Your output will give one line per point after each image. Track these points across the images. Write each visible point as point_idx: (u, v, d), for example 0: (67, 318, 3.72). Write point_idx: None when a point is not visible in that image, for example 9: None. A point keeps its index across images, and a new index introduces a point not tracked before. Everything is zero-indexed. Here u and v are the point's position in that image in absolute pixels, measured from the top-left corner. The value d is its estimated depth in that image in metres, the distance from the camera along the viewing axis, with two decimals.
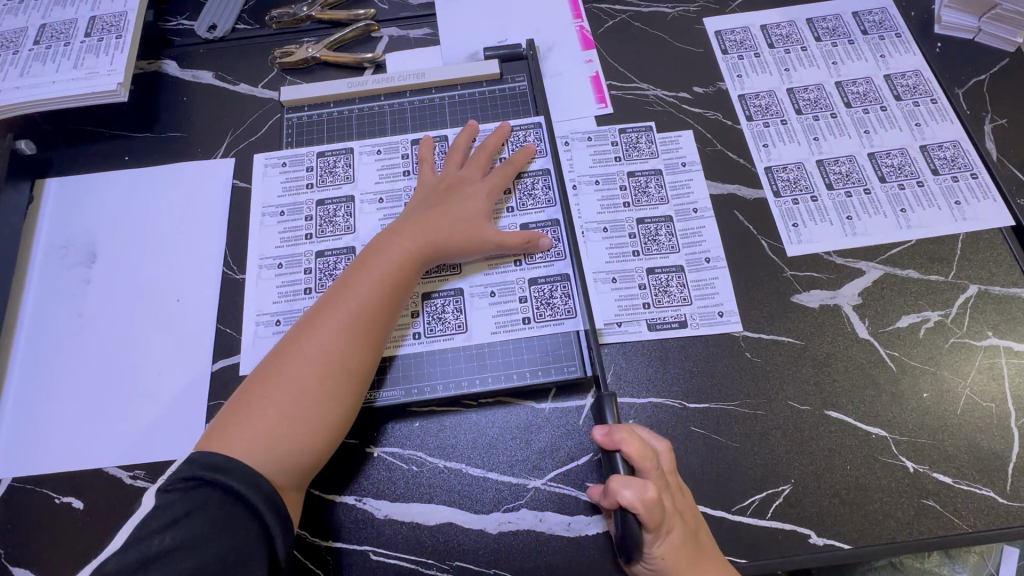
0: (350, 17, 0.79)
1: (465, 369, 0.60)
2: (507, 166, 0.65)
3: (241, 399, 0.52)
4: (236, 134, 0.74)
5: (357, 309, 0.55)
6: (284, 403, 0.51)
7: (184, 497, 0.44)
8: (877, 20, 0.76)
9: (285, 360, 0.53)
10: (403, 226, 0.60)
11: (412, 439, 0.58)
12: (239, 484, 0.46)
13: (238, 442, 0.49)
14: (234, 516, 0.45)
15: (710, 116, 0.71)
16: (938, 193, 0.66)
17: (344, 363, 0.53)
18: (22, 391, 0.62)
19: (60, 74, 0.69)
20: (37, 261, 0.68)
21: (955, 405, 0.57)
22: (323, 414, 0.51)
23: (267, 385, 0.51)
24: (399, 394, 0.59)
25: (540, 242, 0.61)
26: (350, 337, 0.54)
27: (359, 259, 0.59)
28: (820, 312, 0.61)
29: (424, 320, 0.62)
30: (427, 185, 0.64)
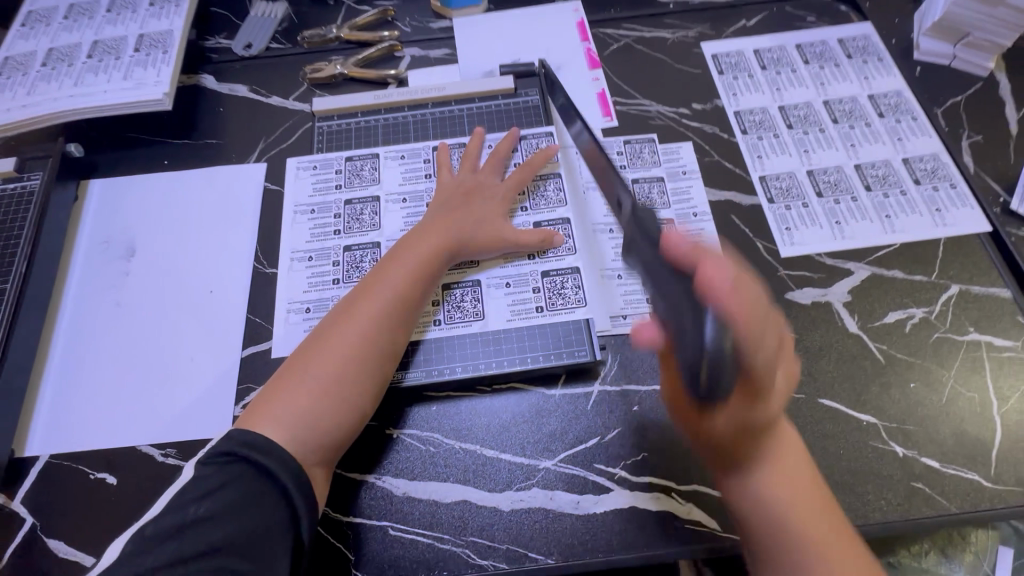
0: (375, 38, 0.86)
1: (482, 355, 0.64)
2: (524, 172, 0.71)
3: (281, 378, 0.56)
4: (269, 141, 0.79)
5: (391, 297, 0.59)
6: (322, 381, 0.54)
7: (219, 471, 0.48)
8: (860, 46, 0.82)
9: (323, 342, 0.57)
10: (431, 225, 0.65)
11: (430, 420, 0.62)
12: (271, 464, 0.49)
13: (278, 416, 0.52)
14: (265, 491, 0.48)
15: (708, 130, 0.77)
16: (920, 201, 0.71)
17: (375, 348, 0.57)
18: (62, 375, 0.66)
19: (110, 85, 0.75)
20: (80, 255, 0.73)
21: (941, 395, 0.60)
22: (355, 393, 0.55)
23: (305, 364, 0.55)
24: (420, 377, 0.63)
25: (555, 240, 0.67)
26: (383, 323, 0.58)
27: (390, 253, 0.63)
28: (812, 308, 0.65)
29: (444, 310, 0.66)
30: (449, 187, 0.69)
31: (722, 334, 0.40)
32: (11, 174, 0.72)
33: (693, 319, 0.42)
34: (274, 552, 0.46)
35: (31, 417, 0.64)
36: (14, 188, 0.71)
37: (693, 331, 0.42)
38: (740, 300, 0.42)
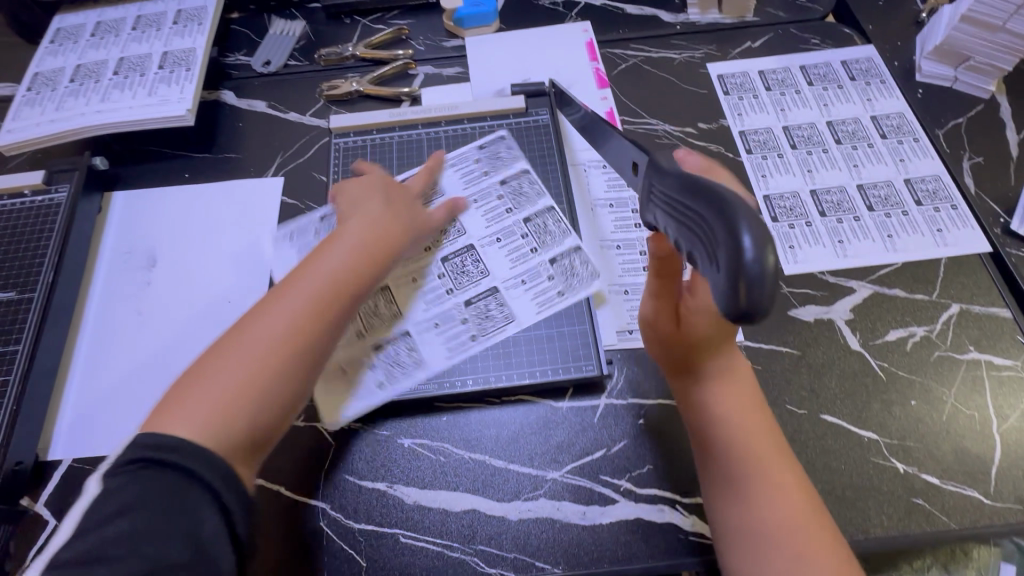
0: (390, 57, 0.88)
1: (495, 368, 0.65)
2: (428, 169, 0.75)
3: (193, 371, 0.49)
4: (286, 156, 0.82)
5: (326, 279, 0.55)
6: (242, 370, 0.48)
7: (134, 479, 0.42)
8: (863, 68, 0.84)
9: (245, 327, 0.50)
10: (370, 211, 0.63)
11: (447, 438, 0.63)
12: (189, 462, 0.42)
13: (192, 410, 0.46)
14: (190, 492, 0.41)
15: (713, 149, 0.79)
16: (921, 221, 0.72)
17: (306, 337, 0.51)
18: (85, 382, 0.68)
19: (136, 101, 0.78)
20: (103, 264, 0.75)
21: (941, 412, 0.62)
22: (284, 381, 0.49)
23: (222, 353, 0.49)
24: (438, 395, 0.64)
25: (456, 202, 0.73)
26: (317, 305, 0.53)
27: (326, 240, 0.60)
28: (814, 325, 0.67)
29: (460, 323, 0.67)
30: (386, 181, 0.69)
31: (762, 249, 0.29)
32: (39, 186, 0.75)
33: (723, 233, 0.31)
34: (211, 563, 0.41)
35: (55, 422, 0.66)
36: (41, 200, 0.74)
37: (716, 251, 0.32)
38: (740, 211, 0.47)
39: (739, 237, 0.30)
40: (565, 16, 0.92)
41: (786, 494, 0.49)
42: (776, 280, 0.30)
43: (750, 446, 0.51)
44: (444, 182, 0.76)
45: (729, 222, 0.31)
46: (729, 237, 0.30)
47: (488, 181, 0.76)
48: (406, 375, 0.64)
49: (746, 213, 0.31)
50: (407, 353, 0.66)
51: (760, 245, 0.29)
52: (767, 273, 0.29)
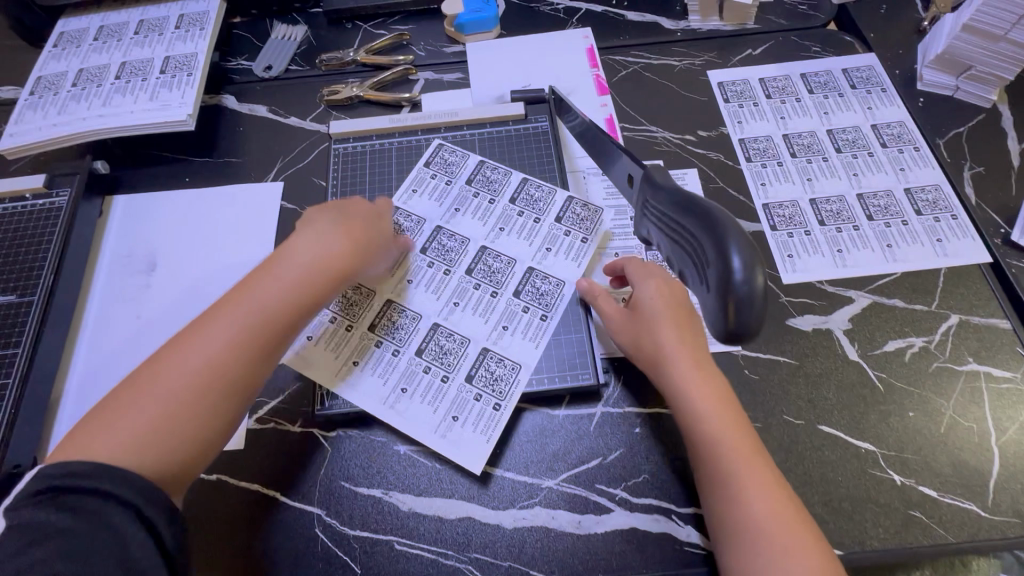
0: (390, 62, 0.89)
1: (507, 373, 0.65)
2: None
3: (114, 399, 0.51)
4: (286, 161, 0.82)
5: (250, 320, 0.55)
6: (153, 411, 0.50)
7: (51, 508, 0.43)
8: (864, 77, 0.84)
9: (168, 360, 0.52)
10: (318, 237, 0.61)
11: (476, 451, 0.61)
12: (110, 487, 0.44)
13: (100, 447, 0.47)
14: (112, 515, 0.44)
15: (713, 157, 0.79)
16: (921, 231, 0.72)
17: (223, 377, 0.53)
18: (83, 385, 0.68)
19: (137, 105, 0.78)
20: (103, 267, 0.75)
21: (939, 424, 0.61)
22: (200, 422, 0.51)
23: (143, 387, 0.51)
24: (461, 410, 0.63)
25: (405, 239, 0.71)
26: (236, 346, 0.54)
27: (262, 266, 0.59)
28: (812, 335, 0.67)
29: (473, 329, 0.67)
30: (347, 201, 0.66)
31: (751, 274, 0.39)
32: (40, 190, 0.75)
33: (721, 259, 0.40)
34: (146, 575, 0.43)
35: (52, 425, 0.66)
36: (42, 204, 0.74)
37: (714, 273, 0.41)
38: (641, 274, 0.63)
39: (733, 264, 0.39)
40: (565, 23, 0.92)
41: (774, 492, 0.51)
42: (761, 298, 0.40)
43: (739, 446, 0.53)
44: (427, 194, 0.76)
45: (725, 251, 0.40)
46: (726, 264, 0.40)
47: (457, 187, 0.77)
48: (426, 393, 0.64)
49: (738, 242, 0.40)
50: (427, 370, 0.65)
51: (750, 272, 0.39)
52: (754, 292, 0.39)
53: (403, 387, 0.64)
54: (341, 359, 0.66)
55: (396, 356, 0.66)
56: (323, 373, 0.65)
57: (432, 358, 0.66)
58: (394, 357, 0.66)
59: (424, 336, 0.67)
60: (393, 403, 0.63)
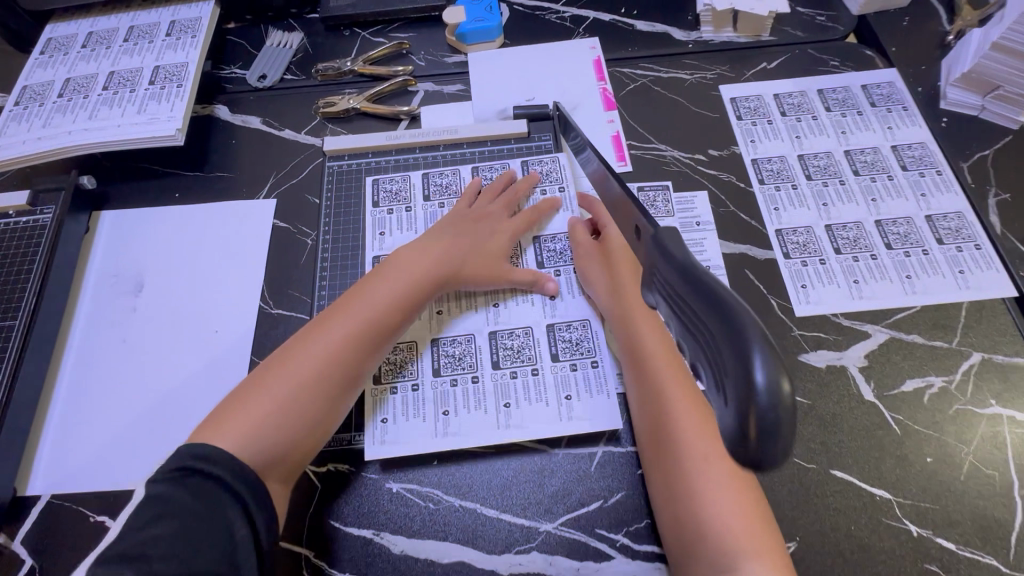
0: (389, 73, 0.85)
1: (583, 334, 0.67)
2: (509, 195, 0.74)
3: (249, 386, 0.58)
4: (280, 176, 0.79)
5: (366, 318, 0.62)
6: (281, 394, 0.57)
7: (177, 487, 0.49)
8: (885, 94, 0.80)
9: (295, 352, 0.60)
10: (425, 249, 0.68)
11: (606, 412, 0.62)
12: (226, 475, 0.51)
13: (237, 424, 0.55)
14: (227, 505, 0.49)
15: (724, 178, 0.76)
16: (942, 262, 0.69)
17: (341, 367, 0.59)
18: (70, 412, 0.66)
19: (125, 118, 0.75)
20: (88, 288, 0.73)
21: (959, 472, 0.58)
22: (318, 406, 0.58)
23: (273, 376, 0.58)
24: (569, 386, 0.64)
25: (546, 285, 0.69)
26: (352, 341, 0.60)
27: (374, 272, 0.66)
28: (826, 372, 0.63)
29: (530, 318, 0.69)
30: (457, 214, 0.72)
31: (777, 386, 0.23)
32: (25, 207, 0.73)
33: (733, 360, 0.24)
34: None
35: (35, 455, 0.64)
36: (26, 221, 0.72)
37: (721, 379, 0.25)
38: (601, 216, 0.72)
39: (750, 371, 0.24)
40: (572, 32, 0.88)
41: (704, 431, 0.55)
42: (791, 423, 0.24)
43: (688, 413, 0.56)
44: (396, 229, 0.74)
45: (738, 345, 0.24)
46: (739, 370, 0.24)
47: (419, 207, 0.75)
48: (529, 394, 0.64)
49: (755, 332, 0.25)
50: (514, 376, 0.65)
51: (773, 386, 0.23)
52: (782, 413, 0.24)
53: (505, 403, 0.64)
54: (430, 418, 0.63)
55: (477, 382, 0.65)
56: (415, 441, 0.62)
57: (511, 362, 0.66)
58: (476, 384, 0.65)
59: (489, 350, 0.67)
60: (507, 424, 0.63)
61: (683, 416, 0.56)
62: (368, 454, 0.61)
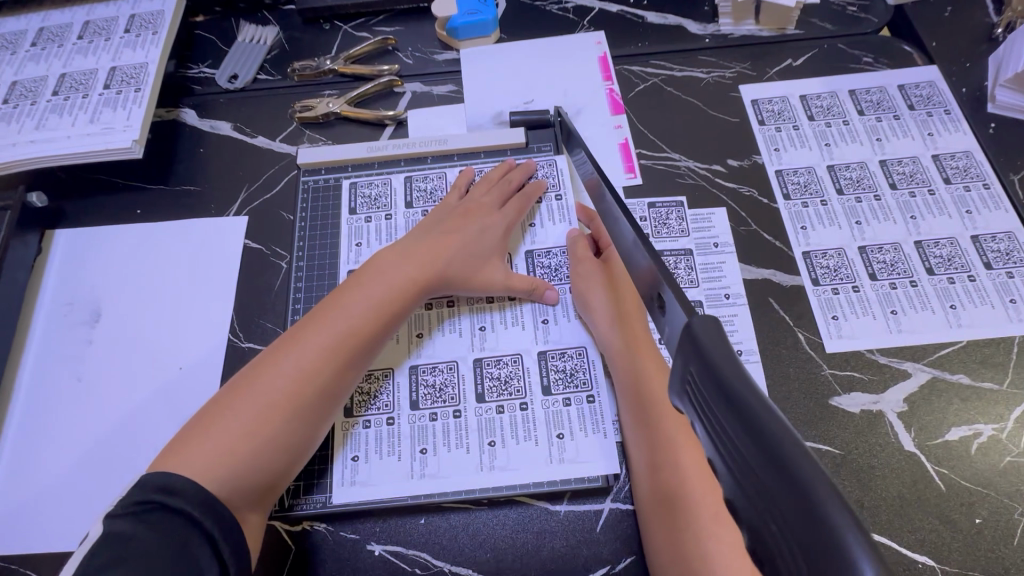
0: (373, 72, 0.77)
1: (579, 363, 0.59)
2: (503, 185, 0.66)
3: (215, 406, 0.50)
4: (252, 190, 0.72)
5: (346, 327, 0.54)
6: (247, 419, 0.49)
7: (138, 525, 0.43)
8: (924, 95, 0.72)
9: (266, 367, 0.52)
10: (411, 249, 0.60)
11: (603, 453, 0.55)
12: (196, 511, 0.44)
13: (197, 454, 0.47)
14: (195, 545, 0.43)
15: (744, 192, 0.68)
16: (991, 290, 0.61)
17: (319, 382, 0.52)
18: (18, 460, 0.60)
19: (75, 128, 0.67)
20: (40, 318, 0.66)
21: (1012, 535, 0.52)
22: (290, 432, 0.50)
23: (241, 395, 0.50)
24: (562, 424, 0.57)
25: (545, 294, 0.61)
26: (331, 354, 0.53)
27: (353, 277, 0.58)
28: (860, 418, 0.56)
29: (520, 344, 0.61)
30: (446, 209, 0.65)
31: None
32: None
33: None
34: None
35: None
36: None
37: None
38: (598, 235, 0.66)
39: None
40: (576, 25, 0.80)
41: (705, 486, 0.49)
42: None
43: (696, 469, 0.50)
44: (374, 241, 0.67)
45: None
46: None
47: (400, 215, 0.68)
48: (516, 432, 0.57)
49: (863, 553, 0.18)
50: (501, 411, 0.58)
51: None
52: None
53: (490, 442, 0.57)
54: (406, 457, 0.56)
55: (459, 418, 0.57)
56: (388, 484, 0.55)
57: (497, 395, 0.58)
58: (457, 420, 0.57)
59: (473, 379, 0.59)
60: (491, 465, 0.55)
61: (691, 472, 0.50)
62: (338, 500, 0.55)
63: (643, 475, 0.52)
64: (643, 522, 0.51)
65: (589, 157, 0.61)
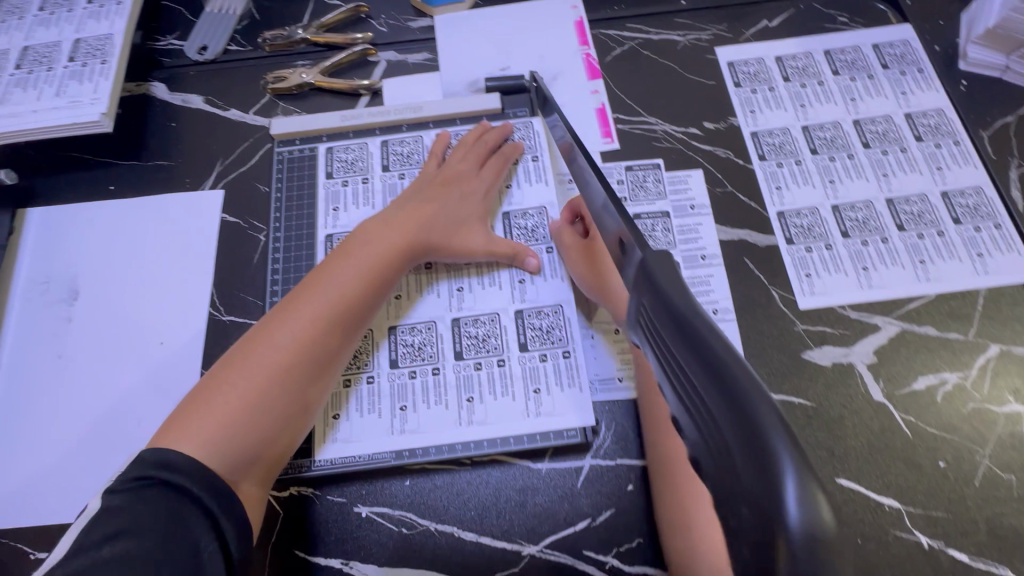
0: (346, 41, 0.75)
1: (555, 321, 0.60)
2: (480, 147, 0.66)
3: (210, 380, 0.50)
4: (227, 163, 0.71)
5: (338, 296, 0.54)
6: (245, 391, 0.49)
7: (134, 500, 0.43)
8: (898, 54, 0.72)
9: (259, 339, 0.51)
10: (395, 215, 0.60)
11: (577, 406, 0.57)
12: (196, 489, 0.44)
13: (198, 427, 0.47)
14: (191, 518, 0.43)
15: (720, 154, 0.68)
16: (959, 244, 0.62)
17: (315, 352, 0.52)
18: (3, 438, 0.60)
19: (42, 102, 0.66)
20: (17, 297, 0.66)
21: (974, 476, 0.54)
22: (290, 403, 0.51)
23: (237, 368, 0.50)
24: (539, 378, 0.58)
25: (527, 261, 0.61)
26: (325, 323, 0.53)
27: (340, 247, 0.58)
28: (831, 370, 0.58)
29: (497, 303, 0.61)
30: (426, 176, 0.64)
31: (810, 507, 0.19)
32: None
33: (757, 485, 0.20)
34: None
35: None
36: None
37: (735, 502, 0.21)
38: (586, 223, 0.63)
39: (777, 501, 0.19)
40: None
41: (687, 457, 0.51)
42: (834, 568, 0.19)
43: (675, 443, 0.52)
44: (351, 204, 0.67)
45: (764, 467, 0.20)
46: (764, 500, 0.20)
47: (377, 179, 0.68)
48: (494, 389, 0.58)
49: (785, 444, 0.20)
50: (478, 368, 0.59)
51: (808, 524, 0.19)
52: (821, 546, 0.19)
53: (468, 398, 0.58)
54: (387, 415, 0.57)
55: (438, 375, 0.58)
56: (370, 440, 0.56)
57: (475, 352, 0.59)
58: (436, 377, 0.58)
59: (451, 338, 0.60)
60: (470, 420, 0.57)
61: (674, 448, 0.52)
62: (320, 461, 0.56)
63: (657, 463, 0.53)
64: (661, 514, 0.51)
65: (563, 118, 0.61)
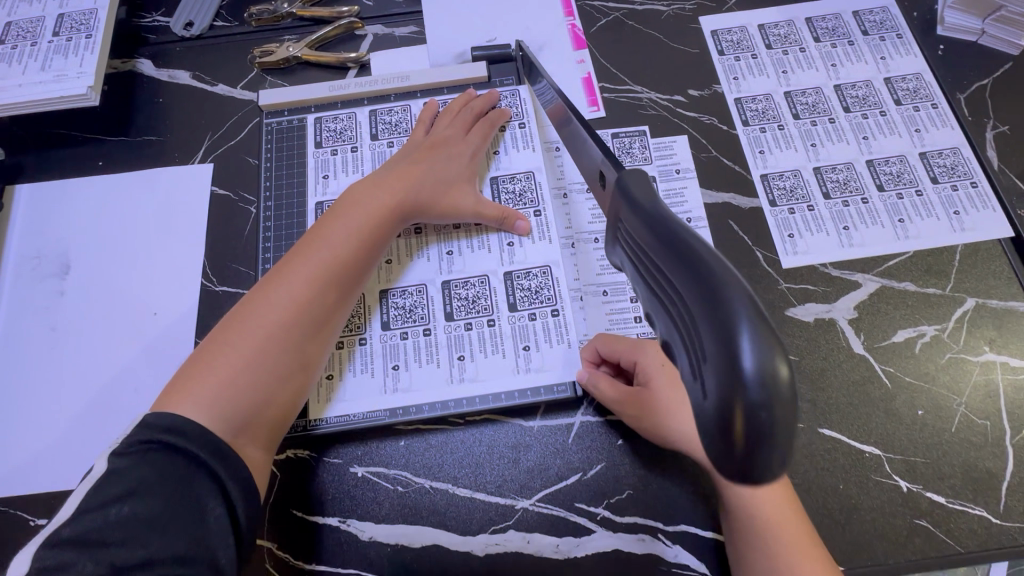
0: (333, 15, 0.76)
1: (543, 282, 0.61)
2: (466, 114, 0.67)
3: (210, 346, 0.50)
4: (215, 138, 0.71)
5: (332, 256, 0.55)
6: (245, 352, 0.50)
7: (139, 461, 0.43)
8: (878, 20, 0.73)
9: (256, 302, 0.52)
10: (383, 179, 0.60)
11: (566, 363, 0.58)
12: (196, 447, 0.45)
13: (201, 389, 0.48)
14: (193, 475, 0.44)
15: (705, 121, 0.69)
16: (936, 203, 0.64)
17: (312, 312, 0.53)
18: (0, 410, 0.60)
19: (28, 77, 0.66)
20: (8, 273, 0.66)
21: (950, 423, 0.56)
22: (290, 363, 0.52)
23: (236, 331, 0.51)
24: (528, 337, 0.59)
25: (516, 224, 0.62)
26: (320, 282, 0.54)
27: (331, 210, 0.58)
28: (814, 326, 0.60)
29: (486, 266, 0.62)
30: (414, 143, 0.65)
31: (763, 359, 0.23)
32: None
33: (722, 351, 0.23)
34: (203, 541, 0.42)
35: None
36: None
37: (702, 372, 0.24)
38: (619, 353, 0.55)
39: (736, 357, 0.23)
40: None
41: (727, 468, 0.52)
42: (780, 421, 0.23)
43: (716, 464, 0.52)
44: (340, 173, 0.68)
45: (728, 333, 0.23)
46: (725, 359, 0.23)
47: (366, 147, 0.69)
48: (485, 348, 0.59)
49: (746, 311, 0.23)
50: (469, 328, 0.60)
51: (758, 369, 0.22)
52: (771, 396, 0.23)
53: (459, 356, 0.59)
54: (379, 375, 0.58)
55: (429, 336, 0.60)
56: (363, 401, 0.57)
57: (465, 313, 0.60)
58: (428, 338, 0.59)
59: (442, 300, 0.61)
60: (461, 378, 0.58)
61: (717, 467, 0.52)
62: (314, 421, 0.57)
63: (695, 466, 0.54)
64: None
65: (550, 81, 0.61)
